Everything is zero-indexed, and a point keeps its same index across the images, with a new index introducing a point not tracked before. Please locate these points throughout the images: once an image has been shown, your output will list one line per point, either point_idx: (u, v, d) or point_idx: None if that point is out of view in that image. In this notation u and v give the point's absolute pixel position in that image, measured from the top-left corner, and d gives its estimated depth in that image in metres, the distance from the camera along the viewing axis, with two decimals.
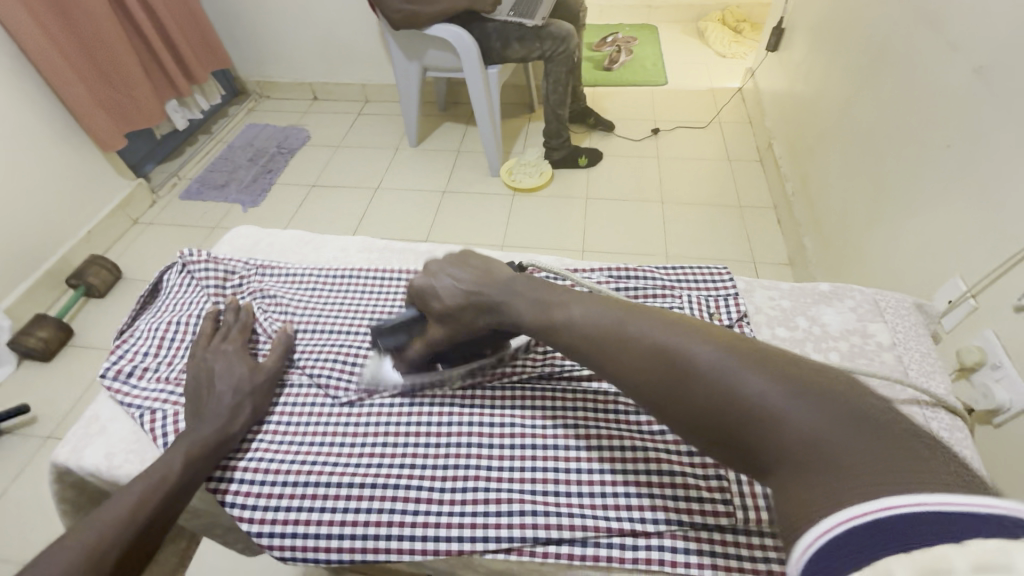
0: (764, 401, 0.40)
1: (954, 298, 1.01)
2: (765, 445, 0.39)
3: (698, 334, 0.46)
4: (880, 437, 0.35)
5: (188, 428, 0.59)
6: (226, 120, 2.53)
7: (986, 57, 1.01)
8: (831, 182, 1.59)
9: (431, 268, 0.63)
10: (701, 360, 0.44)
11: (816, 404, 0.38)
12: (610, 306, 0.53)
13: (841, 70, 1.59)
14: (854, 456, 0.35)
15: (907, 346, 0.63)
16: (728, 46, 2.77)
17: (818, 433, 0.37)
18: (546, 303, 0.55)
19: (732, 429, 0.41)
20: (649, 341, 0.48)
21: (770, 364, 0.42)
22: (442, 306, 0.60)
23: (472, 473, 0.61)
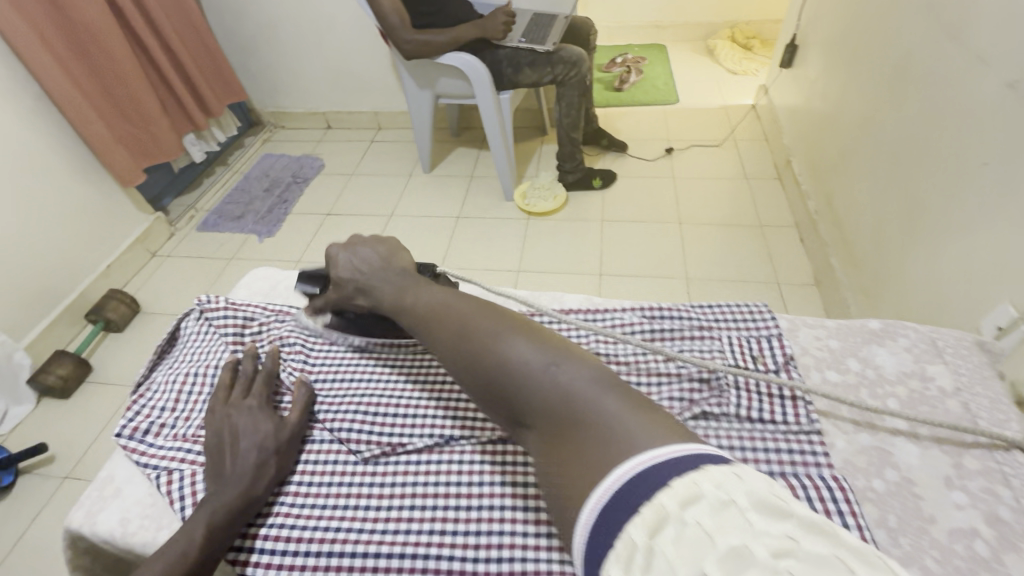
0: (536, 366, 0.50)
1: (1005, 325, 0.95)
2: (532, 404, 0.49)
3: (494, 315, 0.57)
4: (603, 386, 0.47)
5: (212, 489, 0.56)
6: (242, 152, 2.57)
7: (1018, 72, 0.97)
8: (856, 200, 1.55)
9: (348, 241, 0.71)
10: (491, 338, 0.54)
11: (565, 366, 0.49)
12: (438, 294, 0.62)
13: (859, 86, 1.56)
14: (587, 403, 0.46)
15: (973, 392, 0.59)
16: (738, 63, 2.76)
17: (566, 392, 0.47)
18: (404, 289, 0.64)
19: (507, 391, 0.51)
20: (458, 322, 0.57)
21: (541, 338, 0.53)
22: (334, 275, 0.69)
23: (505, 541, 0.56)
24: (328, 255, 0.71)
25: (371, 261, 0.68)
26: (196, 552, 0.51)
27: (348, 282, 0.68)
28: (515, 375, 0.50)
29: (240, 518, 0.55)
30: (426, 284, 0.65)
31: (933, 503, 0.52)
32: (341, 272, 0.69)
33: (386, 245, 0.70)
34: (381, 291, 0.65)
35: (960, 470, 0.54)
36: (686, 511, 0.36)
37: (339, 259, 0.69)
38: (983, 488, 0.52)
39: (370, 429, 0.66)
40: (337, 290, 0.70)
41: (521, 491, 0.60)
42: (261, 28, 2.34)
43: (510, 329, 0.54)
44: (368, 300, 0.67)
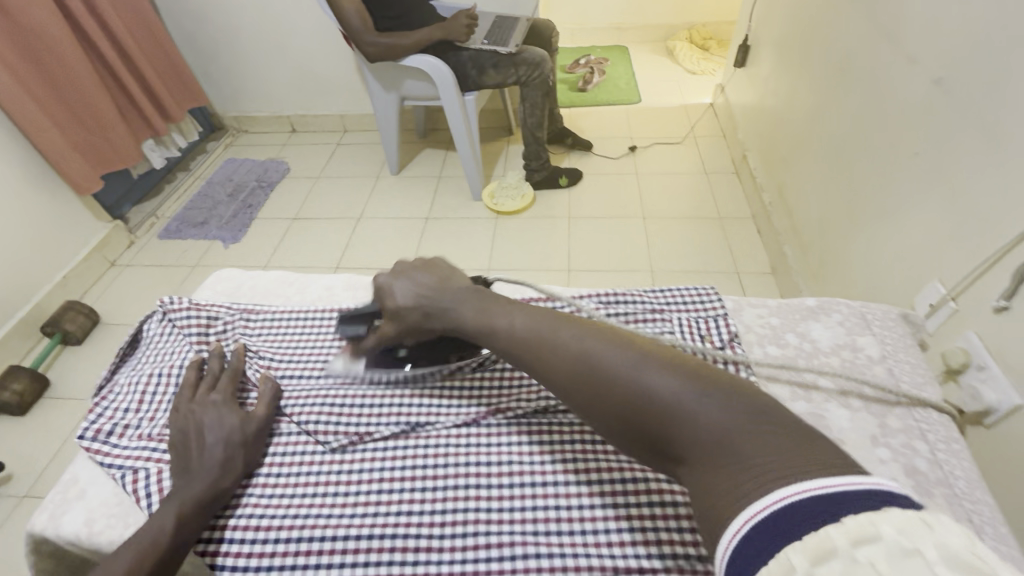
0: (674, 398, 0.46)
1: (935, 302, 1.03)
2: (675, 437, 0.46)
3: (616, 343, 0.53)
4: (747, 419, 0.43)
5: (180, 483, 0.56)
6: (204, 157, 2.51)
7: (943, 69, 1.05)
8: (806, 192, 1.63)
9: (396, 269, 0.67)
10: (619, 367, 0.50)
11: (709, 399, 0.45)
12: (540, 315, 0.58)
13: (807, 84, 1.65)
14: (743, 441, 0.42)
15: (897, 358, 0.64)
16: (696, 64, 2.85)
17: (715, 428, 0.44)
18: (486, 308, 0.61)
19: (643, 425, 0.48)
20: (575, 352, 0.53)
21: (676, 364, 0.49)
22: (393, 304, 0.65)
23: (517, 517, 0.59)
24: (379, 283, 0.67)
25: (432, 287, 0.64)
26: (167, 540, 0.52)
27: (414, 312, 0.64)
28: (651, 408, 0.47)
29: (207, 510, 0.56)
30: (497, 301, 0.61)
31: (862, 458, 0.57)
32: (400, 300, 0.64)
33: (442, 270, 0.66)
34: (459, 312, 0.62)
35: (886, 430, 0.59)
36: (860, 548, 0.32)
37: (394, 287, 0.65)
38: (903, 443, 0.57)
39: (337, 421, 0.66)
40: (395, 319, 0.65)
41: (542, 467, 0.63)
42: (221, 31, 2.31)
43: (637, 356, 0.50)
44: (442, 324, 0.63)
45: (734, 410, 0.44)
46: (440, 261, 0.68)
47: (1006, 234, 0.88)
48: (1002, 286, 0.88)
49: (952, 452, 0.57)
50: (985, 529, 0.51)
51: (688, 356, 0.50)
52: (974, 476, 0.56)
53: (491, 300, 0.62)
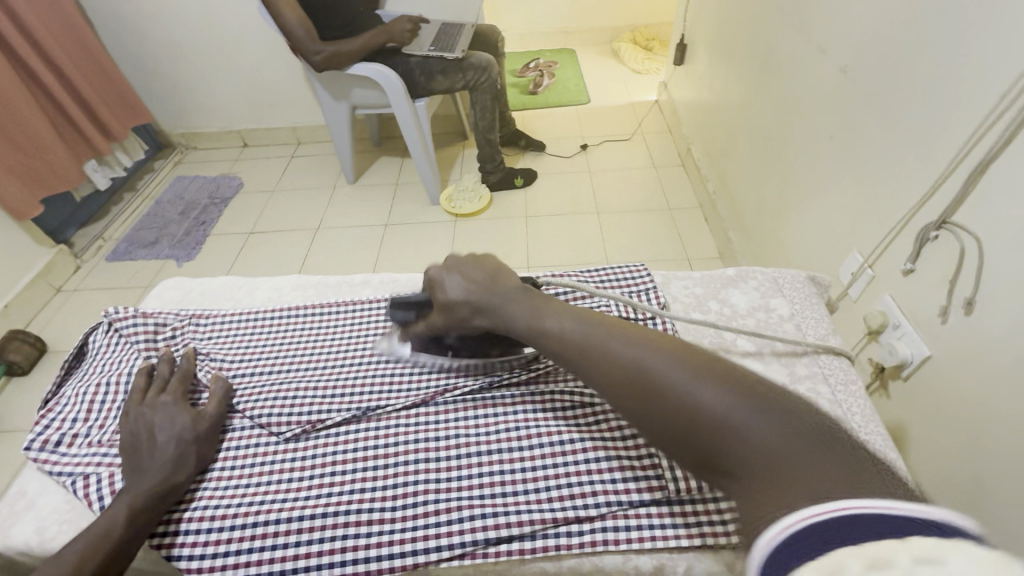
0: (734, 416, 0.42)
1: (856, 270, 1.12)
2: (733, 453, 0.41)
3: (675, 353, 0.49)
4: (811, 443, 0.39)
5: (130, 481, 0.55)
6: (152, 175, 2.45)
7: (848, 57, 1.14)
8: (744, 179, 1.73)
9: (445, 263, 0.62)
10: (675, 379, 0.46)
11: (774, 420, 0.41)
12: (590, 321, 0.54)
13: (737, 78, 1.75)
14: (808, 467, 0.37)
15: (804, 315, 0.71)
16: (641, 63, 2.96)
17: (779, 450, 0.39)
18: (537, 312, 0.56)
19: (697, 439, 0.43)
20: (631, 360, 0.49)
21: (738, 383, 0.45)
22: (444, 297, 0.60)
23: (485, 481, 0.55)
24: (429, 276, 0.62)
25: (481, 283, 0.59)
26: (120, 534, 0.51)
27: (461, 306, 0.59)
28: (708, 421, 0.43)
29: (161, 503, 0.55)
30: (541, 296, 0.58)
31: None
32: (450, 294, 0.59)
33: (494, 263, 0.62)
34: (511, 310, 0.57)
35: (794, 377, 0.65)
36: (919, 565, 0.26)
37: (446, 279, 0.60)
38: (808, 387, 0.63)
39: (290, 411, 0.63)
40: (446, 311, 0.60)
41: (510, 435, 0.59)
42: (162, 48, 2.28)
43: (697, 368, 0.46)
44: (489, 322, 0.58)
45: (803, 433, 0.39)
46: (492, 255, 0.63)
47: (907, 201, 0.97)
48: (907, 252, 0.97)
49: (851, 392, 0.64)
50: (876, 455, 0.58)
51: (751, 375, 0.46)
52: (869, 412, 0.62)
53: (540, 301, 0.57)
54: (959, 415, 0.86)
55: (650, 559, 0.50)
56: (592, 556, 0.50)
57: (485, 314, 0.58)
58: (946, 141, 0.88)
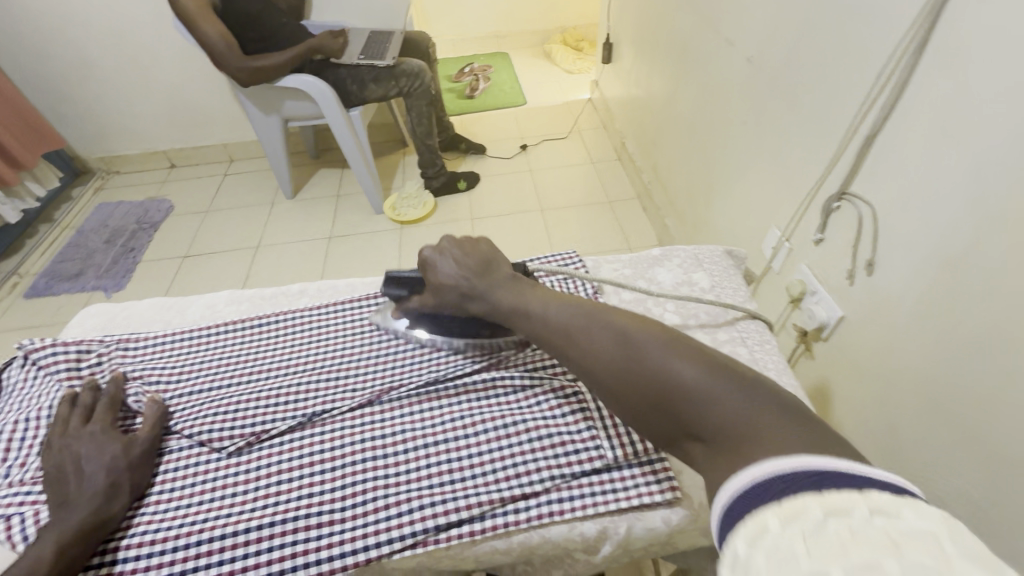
0: (707, 387, 0.45)
1: (776, 244, 1.21)
2: (706, 422, 0.44)
3: (652, 330, 0.52)
4: (773, 408, 0.43)
5: (57, 510, 0.53)
6: (70, 204, 2.29)
7: (752, 48, 1.23)
8: (675, 168, 1.82)
9: (440, 245, 0.66)
10: (648, 354, 0.50)
11: (737, 392, 0.44)
12: (569, 305, 0.58)
13: (660, 72, 1.84)
14: (772, 430, 0.41)
15: (723, 286, 0.76)
16: (573, 63, 3.04)
17: (745, 419, 0.42)
18: (524, 295, 0.60)
19: (676, 408, 0.46)
20: (612, 339, 0.52)
21: (708, 358, 0.48)
22: (436, 280, 0.64)
23: (433, 471, 0.56)
24: (423, 258, 0.66)
25: (473, 270, 0.62)
26: (47, 568, 0.48)
27: (451, 292, 0.63)
28: (683, 391, 0.46)
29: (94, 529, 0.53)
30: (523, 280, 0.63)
31: None
32: (441, 275, 0.64)
33: (483, 244, 0.65)
34: (502, 302, 0.60)
35: (717, 342, 0.69)
36: (875, 516, 0.31)
37: (439, 261, 0.64)
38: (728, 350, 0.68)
39: (231, 424, 0.61)
40: (436, 293, 0.64)
41: (455, 424, 0.60)
42: (71, 68, 2.15)
43: (672, 346, 0.50)
44: (479, 306, 0.62)
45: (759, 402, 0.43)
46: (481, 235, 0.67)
47: (812, 177, 1.06)
48: (816, 223, 1.06)
49: (767, 352, 0.69)
50: None
51: (721, 356, 0.48)
52: (783, 367, 0.68)
53: (527, 286, 0.61)
54: (871, 366, 0.95)
55: (594, 524, 0.52)
56: (539, 529, 0.52)
57: (476, 302, 0.62)
58: (839, 118, 0.96)
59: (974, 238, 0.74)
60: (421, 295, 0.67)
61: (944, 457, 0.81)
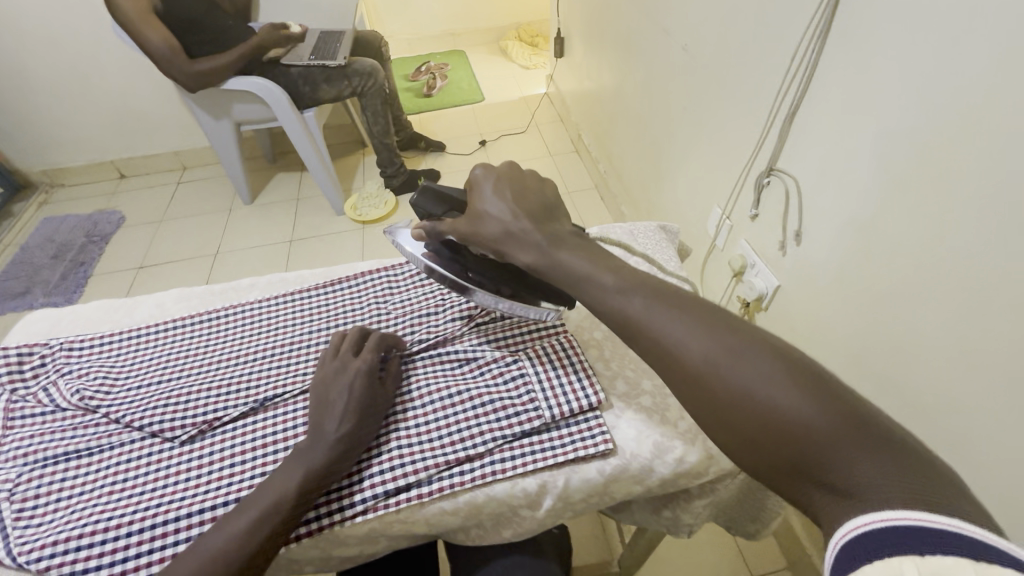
0: (829, 429, 0.39)
1: (717, 222, 1.28)
2: (827, 466, 0.38)
3: (771, 351, 0.44)
4: (914, 472, 0.36)
5: (305, 446, 0.53)
6: (13, 221, 2.20)
7: (685, 38, 1.29)
8: (626, 156, 1.88)
9: (499, 171, 0.62)
10: (762, 374, 0.43)
11: (875, 447, 0.38)
12: (663, 303, 0.49)
13: (608, 64, 1.89)
14: (899, 486, 0.35)
15: (656, 257, 0.79)
16: (528, 59, 3.08)
17: (879, 480, 0.36)
18: (594, 279, 0.53)
19: (789, 444, 0.40)
20: (723, 346, 0.45)
21: (839, 397, 0.41)
22: (481, 201, 0.59)
23: (383, 441, 0.58)
24: (477, 179, 0.61)
25: (532, 212, 0.58)
26: None
27: (493, 224, 0.58)
28: (799, 430, 0.40)
29: (342, 463, 0.53)
30: (572, 242, 0.58)
31: None
32: (489, 207, 0.59)
33: (543, 186, 0.62)
34: (575, 271, 0.54)
35: None
36: None
37: (491, 191, 0.60)
38: None
39: (182, 414, 0.61)
40: (473, 218, 0.60)
41: (406, 398, 0.62)
42: (7, 78, 2.07)
43: (794, 371, 0.42)
44: (517, 252, 0.57)
45: (901, 470, 0.36)
46: (537, 174, 0.63)
47: (744, 156, 1.12)
48: (751, 199, 1.12)
49: None
50: None
51: (853, 400, 0.40)
52: None
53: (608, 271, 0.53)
54: (806, 330, 1.01)
55: (534, 480, 0.56)
56: (484, 487, 0.56)
57: (521, 245, 0.57)
58: (764, 96, 1.02)
59: (884, 201, 0.80)
60: (455, 220, 0.61)
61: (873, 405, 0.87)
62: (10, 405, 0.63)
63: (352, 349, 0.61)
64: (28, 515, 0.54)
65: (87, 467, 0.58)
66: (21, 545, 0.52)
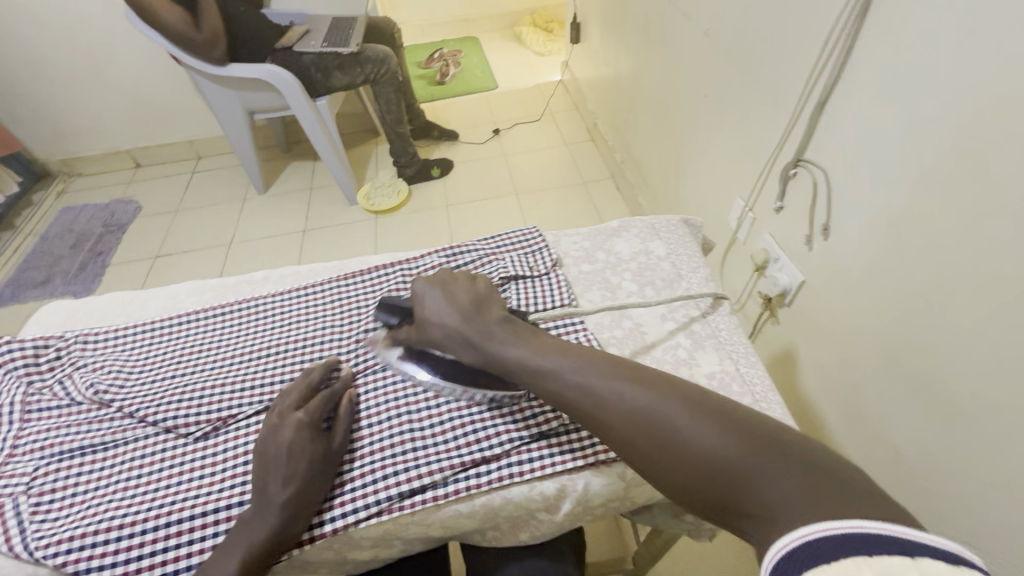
0: (750, 459, 0.41)
1: (740, 214, 1.24)
2: (748, 494, 0.40)
3: (697, 403, 0.46)
4: (822, 486, 0.38)
5: (252, 516, 0.50)
6: (33, 210, 2.23)
7: (708, 21, 1.24)
8: (645, 145, 1.83)
9: (432, 281, 0.62)
10: (691, 424, 0.44)
11: (784, 464, 0.40)
12: (591, 370, 0.51)
13: (626, 50, 1.84)
14: (817, 499, 0.37)
15: (678, 253, 0.76)
16: (543, 45, 3.02)
17: (800, 498, 0.37)
18: (530, 345, 0.55)
19: (717, 485, 0.42)
20: (640, 402, 0.47)
21: (747, 425, 0.43)
22: (423, 316, 0.59)
23: (396, 441, 0.57)
24: (414, 293, 0.62)
25: (464, 308, 0.58)
26: None
27: (436, 330, 0.58)
28: (731, 469, 0.41)
29: (292, 526, 0.50)
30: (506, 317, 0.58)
31: (656, 333, 0.67)
32: (429, 313, 0.59)
33: (476, 280, 0.62)
34: (507, 355, 0.54)
35: (670, 307, 0.70)
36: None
37: (428, 299, 0.60)
38: (682, 314, 0.68)
39: (197, 410, 0.60)
40: (422, 331, 0.60)
41: (418, 398, 0.61)
42: (24, 68, 2.08)
43: (722, 418, 0.44)
44: (463, 349, 0.57)
45: (819, 484, 0.38)
46: (469, 273, 0.64)
47: (771, 145, 1.08)
48: (776, 191, 1.09)
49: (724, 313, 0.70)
50: (740, 360, 0.63)
51: (776, 432, 0.42)
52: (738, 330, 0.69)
53: (530, 334, 0.56)
54: (834, 328, 0.98)
55: (552, 483, 0.55)
56: (501, 490, 0.54)
57: (462, 346, 0.57)
58: (791, 84, 0.98)
59: (916, 194, 0.76)
60: (408, 330, 0.62)
61: (898, 407, 0.84)
62: (27, 399, 0.63)
63: (292, 399, 0.57)
64: (44, 510, 0.54)
65: (102, 462, 0.58)
66: (39, 539, 0.52)
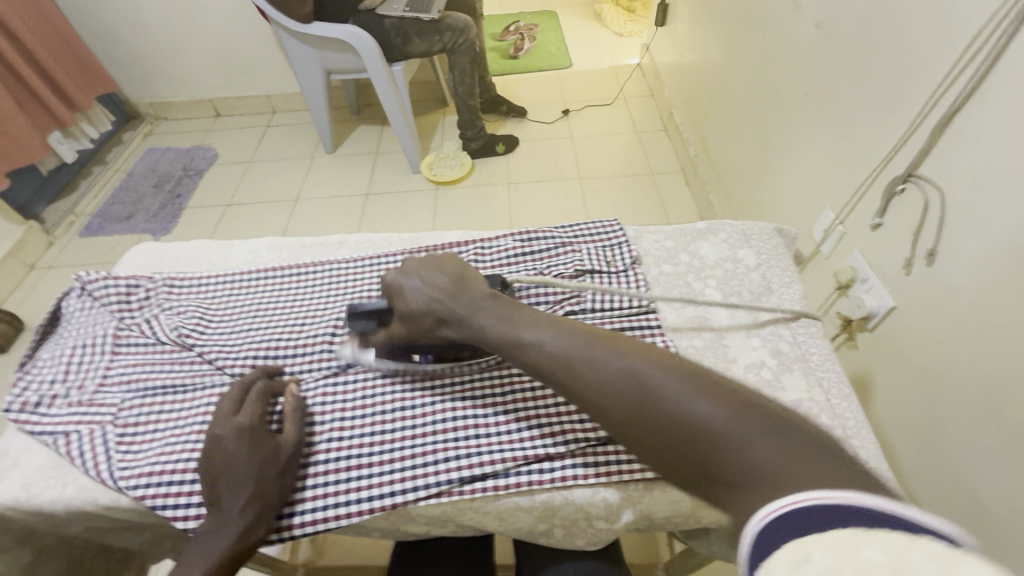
0: (723, 420, 0.39)
1: (827, 227, 1.16)
2: (725, 461, 0.38)
3: (680, 373, 0.44)
4: (799, 449, 0.36)
5: (206, 529, 0.49)
6: (121, 148, 2.37)
7: (822, 13, 1.14)
8: (724, 141, 1.73)
9: (405, 267, 0.60)
10: (669, 394, 0.42)
11: (761, 427, 0.38)
12: (570, 336, 0.50)
13: (718, 35, 1.72)
14: (804, 465, 0.35)
15: (770, 264, 0.71)
16: (624, 25, 2.89)
17: (774, 455, 0.36)
18: (512, 317, 0.53)
19: (690, 454, 0.40)
20: (613, 372, 0.46)
21: (721, 387, 0.42)
22: (406, 306, 0.57)
23: (459, 424, 0.57)
24: (387, 285, 0.59)
25: (448, 288, 0.56)
26: None
27: (422, 314, 0.56)
28: (705, 433, 0.39)
29: (252, 532, 0.50)
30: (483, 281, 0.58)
31: (738, 348, 0.63)
32: (410, 299, 0.57)
33: (451, 263, 0.60)
34: (488, 324, 0.53)
35: (756, 322, 0.65)
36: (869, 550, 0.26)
37: (408, 283, 0.58)
38: (770, 333, 0.64)
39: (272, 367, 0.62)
40: (408, 323, 0.57)
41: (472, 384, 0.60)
42: (125, 13, 2.18)
43: (702, 388, 0.42)
44: (454, 330, 0.56)
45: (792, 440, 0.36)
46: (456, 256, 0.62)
47: (878, 156, 0.99)
48: (876, 206, 1.00)
49: (810, 333, 0.65)
50: (831, 390, 0.58)
51: (741, 390, 0.41)
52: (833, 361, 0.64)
53: (511, 307, 0.54)
54: (925, 363, 0.89)
55: (617, 491, 0.53)
56: (564, 490, 0.53)
57: (446, 322, 0.56)
58: (915, 89, 0.89)
59: None
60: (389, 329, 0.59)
61: (987, 458, 0.77)
62: (118, 332, 0.67)
63: (229, 407, 0.55)
64: (129, 441, 0.57)
65: (181, 403, 0.60)
66: (123, 469, 0.55)
